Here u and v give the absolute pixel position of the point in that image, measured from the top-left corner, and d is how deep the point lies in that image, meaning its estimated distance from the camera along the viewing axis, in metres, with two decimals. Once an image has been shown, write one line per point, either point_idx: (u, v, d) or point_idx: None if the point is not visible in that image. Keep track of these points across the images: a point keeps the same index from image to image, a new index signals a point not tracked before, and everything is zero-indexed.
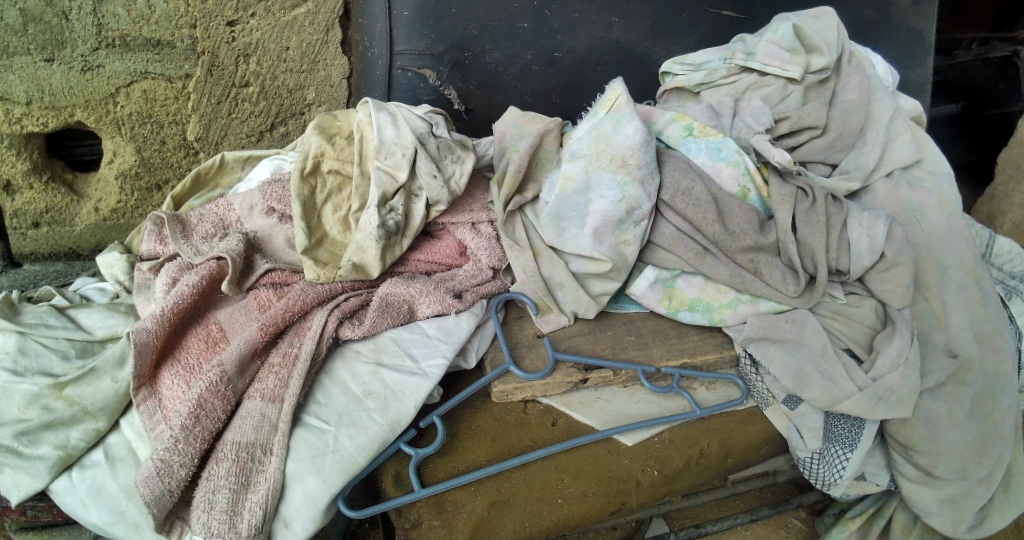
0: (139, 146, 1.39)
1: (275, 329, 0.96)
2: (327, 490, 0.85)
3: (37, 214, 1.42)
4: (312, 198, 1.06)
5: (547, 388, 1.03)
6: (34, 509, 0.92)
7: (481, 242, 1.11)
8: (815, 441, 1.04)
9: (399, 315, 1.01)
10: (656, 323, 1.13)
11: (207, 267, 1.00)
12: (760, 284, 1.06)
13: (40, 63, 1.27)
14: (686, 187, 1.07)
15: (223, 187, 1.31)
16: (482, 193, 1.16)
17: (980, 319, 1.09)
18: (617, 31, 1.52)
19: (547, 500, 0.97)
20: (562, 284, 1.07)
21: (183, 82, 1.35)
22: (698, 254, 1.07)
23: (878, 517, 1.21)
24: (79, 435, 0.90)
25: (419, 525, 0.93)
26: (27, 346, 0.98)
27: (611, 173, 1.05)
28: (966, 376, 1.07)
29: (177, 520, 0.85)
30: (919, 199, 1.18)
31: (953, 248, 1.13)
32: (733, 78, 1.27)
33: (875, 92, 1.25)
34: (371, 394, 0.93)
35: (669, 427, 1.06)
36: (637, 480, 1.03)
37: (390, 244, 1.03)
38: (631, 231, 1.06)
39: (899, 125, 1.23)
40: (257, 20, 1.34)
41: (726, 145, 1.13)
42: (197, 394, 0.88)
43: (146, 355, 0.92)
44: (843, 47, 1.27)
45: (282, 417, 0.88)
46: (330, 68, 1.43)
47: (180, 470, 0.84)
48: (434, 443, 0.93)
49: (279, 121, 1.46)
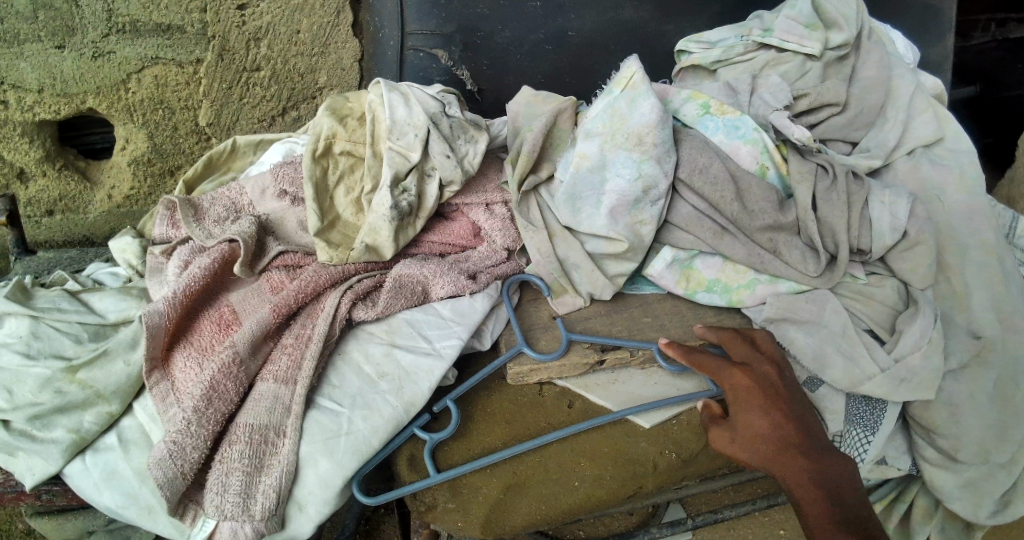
0: (151, 133, 1.39)
1: (287, 311, 0.96)
2: (339, 472, 0.84)
3: (51, 202, 1.43)
4: (325, 179, 1.05)
5: (563, 370, 1.02)
6: (48, 493, 0.92)
7: (495, 224, 1.10)
8: (836, 423, 1.02)
9: (413, 297, 1.00)
10: (672, 304, 1.12)
11: (219, 249, 1.00)
12: (779, 265, 1.05)
13: (51, 50, 1.26)
14: (703, 164, 1.05)
15: (235, 171, 1.30)
16: (495, 174, 1.14)
17: (1000, 301, 1.06)
18: (628, 10, 1.49)
19: (563, 483, 0.95)
20: (578, 265, 1.06)
21: (194, 67, 1.34)
22: (715, 234, 1.05)
23: (898, 503, 1.18)
24: (92, 419, 0.90)
25: (434, 508, 0.92)
26: (40, 330, 0.97)
27: (626, 151, 1.03)
28: (988, 358, 1.04)
29: (190, 503, 0.84)
30: (938, 177, 1.15)
31: (972, 226, 1.10)
32: (750, 56, 1.25)
33: (895, 69, 1.22)
34: (385, 376, 0.92)
35: (687, 410, 1.03)
36: (654, 463, 0.99)
37: (403, 226, 1.02)
38: (648, 211, 1.04)
39: (920, 102, 1.20)
40: (267, 4, 1.33)
41: (744, 123, 1.11)
42: (209, 376, 0.87)
43: (159, 338, 0.91)
44: (863, 23, 1.24)
45: (295, 399, 0.88)
46: (341, 51, 1.42)
47: (193, 453, 0.83)
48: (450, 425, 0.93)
49: (291, 105, 1.45)
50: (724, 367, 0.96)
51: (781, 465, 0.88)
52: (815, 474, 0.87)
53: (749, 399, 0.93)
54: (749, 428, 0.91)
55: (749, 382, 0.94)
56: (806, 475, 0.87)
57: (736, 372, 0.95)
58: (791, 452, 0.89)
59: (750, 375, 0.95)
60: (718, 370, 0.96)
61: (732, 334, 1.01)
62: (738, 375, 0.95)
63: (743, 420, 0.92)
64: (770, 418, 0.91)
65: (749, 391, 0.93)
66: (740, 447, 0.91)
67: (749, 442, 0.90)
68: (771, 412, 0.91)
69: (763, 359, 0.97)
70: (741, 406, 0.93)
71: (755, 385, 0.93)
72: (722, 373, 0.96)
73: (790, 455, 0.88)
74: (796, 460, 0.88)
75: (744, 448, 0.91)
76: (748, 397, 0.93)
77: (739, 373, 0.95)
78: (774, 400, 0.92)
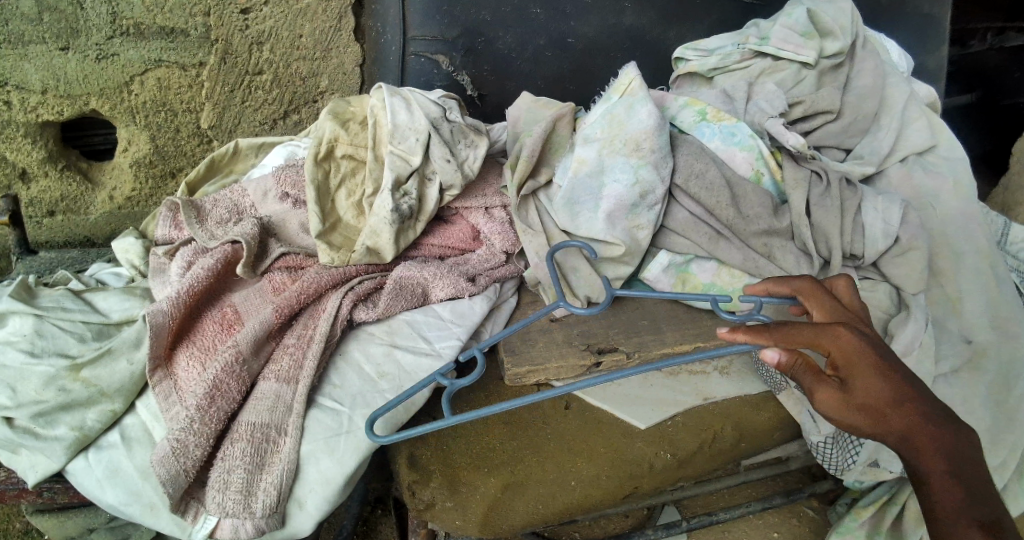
0: (153, 134, 1.40)
1: (289, 312, 0.97)
2: (340, 470, 0.85)
3: (53, 203, 1.44)
4: (326, 182, 1.06)
5: (560, 372, 1.03)
6: (50, 490, 0.93)
7: (494, 227, 1.11)
8: (828, 426, 1.03)
9: (413, 298, 1.02)
10: (669, 308, 1.13)
11: (222, 251, 1.01)
12: (774, 269, 1.05)
13: (55, 52, 1.28)
14: (700, 170, 1.06)
15: (236, 174, 1.31)
16: (495, 177, 1.15)
17: (997, 306, 1.08)
18: (629, 17, 1.49)
19: (559, 481, 0.97)
20: (576, 268, 1.07)
21: (196, 70, 1.36)
22: (711, 239, 1.07)
23: (892, 506, 1.18)
24: (95, 417, 0.91)
25: (432, 506, 0.93)
26: (44, 328, 0.97)
27: (624, 157, 1.05)
28: (981, 363, 1.06)
29: (192, 501, 0.85)
30: (933, 183, 1.17)
31: (966, 231, 1.12)
32: (745, 64, 1.26)
33: (889, 77, 1.25)
34: (385, 376, 0.94)
35: (682, 412, 1.05)
36: (650, 463, 1.01)
37: (404, 229, 1.03)
38: (645, 216, 1.05)
39: (913, 111, 1.22)
40: (270, 9, 1.35)
41: (740, 129, 1.12)
42: (212, 375, 0.88)
43: (162, 336, 0.93)
44: (858, 32, 1.26)
45: (296, 398, 0.89)
46: (343, 55, 1.44)
47: (195, 450, 0.84)
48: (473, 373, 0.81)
49: (292, 109, 1.47)
50: (822, 325, 0.68)
51: (906, 442, 0.66)
52: (953, 453, 0.65)
53: (864, 362, 0.67)
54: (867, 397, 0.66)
55: (859, 338, 0.67)
56: (940, 454, 0.65)
57: (841, 329, 0.67)
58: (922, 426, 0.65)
59: (856, 329, 0.68)
60: (809, 331, 0.68)
61: (814, 284, 0.80)
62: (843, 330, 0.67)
63: (856, 387, 0.67)
64: (892, 384, 0.66)
65: (861, 350, 0.67)
66: (851, 417, 0.67)
67: (865, 415, 0.66)
68: (892, 374, 0.66)
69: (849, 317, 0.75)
70: (854, 369, 0.67)
71: (868, 345, 0.67)
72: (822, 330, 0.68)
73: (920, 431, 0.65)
74: (927, 434, 0.65)
75: (857, 419, 0.67)
76: (862, 359, 0.67)
77: (844, 328, 0.68)
78: (894, 361, 0.67)
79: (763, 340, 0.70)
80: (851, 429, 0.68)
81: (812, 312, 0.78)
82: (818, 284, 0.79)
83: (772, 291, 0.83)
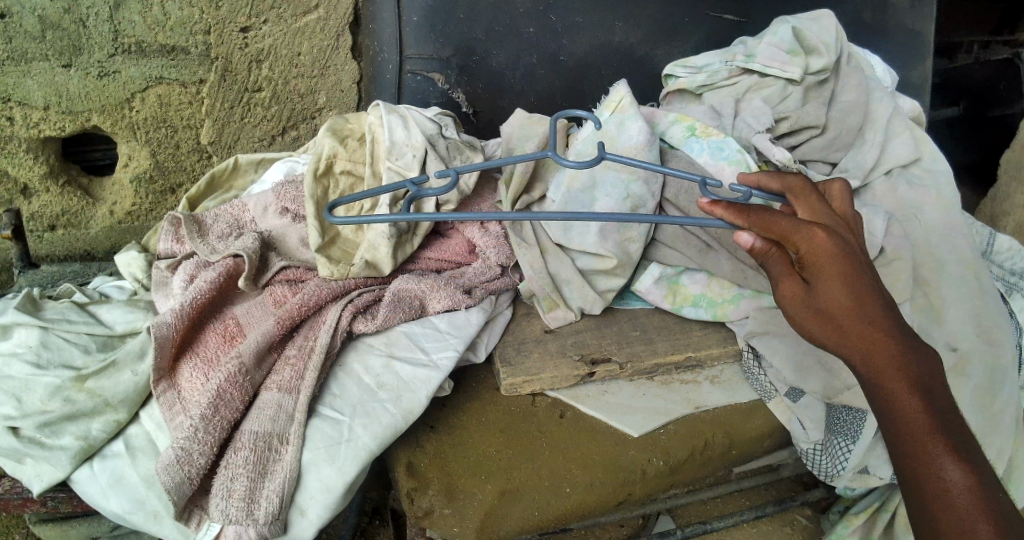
0: (154, 150, 1.43)
1: (291, 323, 1.00)
2: (341, 478, 0.87)
3: (53, 217, 1.46)
4: (325, 197, 1.09)
5: (555, 382, 1.06)
6: (54, 500, 0.95)
7: (489, 240, 1.13)
8: (817, 431, 1.07)
9: (410, 310, 1.04)
10: (660, 319, 1.16)
11: (224, 264, 1.04)
12: (762, 280, 1.08)
13: (58, 69, 1.30)
14: (689, 185, 1.10)
15: (236, 190, 1.33)
16: (490, 193, 1.18)
17: (982, 315, 1.11)
18: (619, 35, 1.53)
19: (556, 488, 0.99)
20: (569, 280, 1.10)
21: (196, 87, 1.39)
22: (701, 251, 1.10)
23: (882, 512, 1.19)
24: (100, 427, 0.93)
25: (431, 513, 0.95)
26: (50, 340, 0.99)
27: (615, 172, 1.08)
28: (966, 368, 1.09)
29: (195, 509, 0.87)
30: (916, 196, 1.20)
31: (952, 242, 1.16)
32: (733, 80, 1.30)
33: (872, 93, 1.29)
34: (385, 386, 0.96)
35: (674, 420, 1.07)
36: (643, 470, 1.03)
37: (401, 242, 1.06)
38: (636, 229, 1.08)
39: (897, 125, 1.26)
40: (269, 27, 1.38)
41: (728, 144, 1.15)
42: (216, 386, 0.91)
43: (166, 348, 0.95)
44: (842, 49, 1.30)
45: (298, 407, 0.91)
46: (339, 73, 1.47)
47: (200, 459, 0.86)
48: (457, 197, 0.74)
49: (290, 125, 1.50)
50: (800, 223, 0.74)
51: (862, 350, 0.72)
52: (909, 367, 0.72)
53: (832, 265, 0.73)
54: (826, 298, 0.73)
55: (832, 241, 0.74)
56: (898, 367, 0.71)
57: (818, 231, 0.74)
58: (879, 336, 0.72)
59: (833, 233, 0.74)
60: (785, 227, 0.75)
61: (805, 182, 0.83)
62: (818, 233, 0.74)
63: (820, 289, 0.73)
64: (853, 288, 0.72)
65: (832, 252, 0.73)
66: (807, 314, 0.75)
67: (819, 314, 0.74)
68: (856, 281, 0.73)
69: (835, 221, 0.79)
70: (819, 268, 0.74)
71: (841, 249, 0.73)
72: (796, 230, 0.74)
73: (878, 343, 0.72)
74: (885, 348, 0.72)
75: (813, 319, 0.74)
76: (830, 262, 0.73)
77: (820, 230, 0.74)
78: (862, 269, 0.74)
79: (741, 222, 0.78)
80: (808, 327, 0.75)
81: (797, 211, 0.82)
82: (809, 185, 0.83)
83: (763, 184, 0.89)
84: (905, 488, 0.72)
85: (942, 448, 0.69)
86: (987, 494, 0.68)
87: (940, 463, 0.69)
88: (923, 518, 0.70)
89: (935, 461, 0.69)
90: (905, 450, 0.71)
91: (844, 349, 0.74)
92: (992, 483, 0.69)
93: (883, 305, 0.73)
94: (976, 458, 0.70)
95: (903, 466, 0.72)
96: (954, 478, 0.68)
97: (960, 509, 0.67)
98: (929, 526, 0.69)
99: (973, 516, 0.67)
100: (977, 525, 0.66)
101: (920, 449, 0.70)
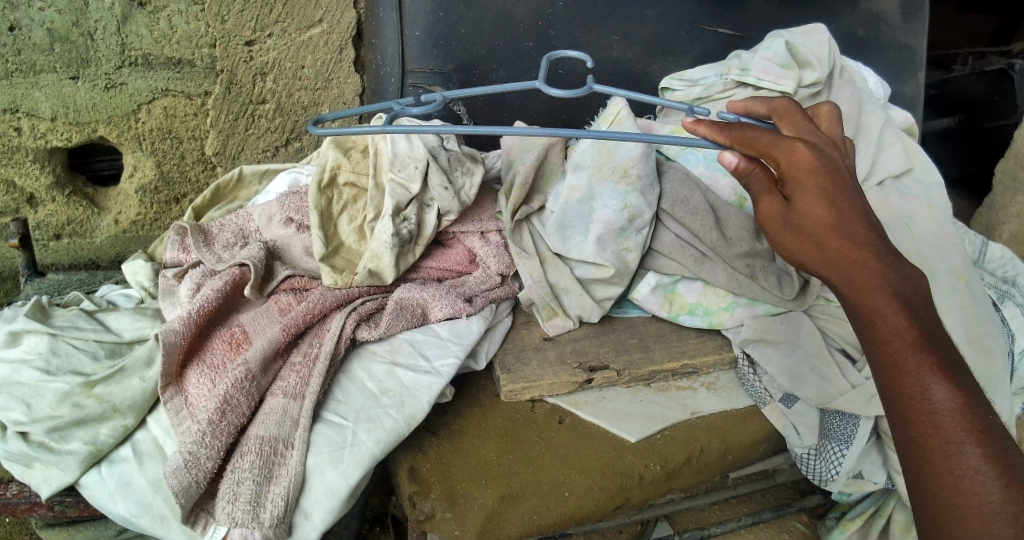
0: (158, 161, 1.46)
1: (296, 331, 1.02)
2: (345, 481, 0.89)
3: (59, 226, 1.49)
4: (329, 208, 1.12)
5: (554, 388, 1.08)
6: (62, 504, 0.96)
7: (490, 251, 1.16)
8: (811, 437, 1.07)
9: (413, 318, 1.07)
10: (658, 328, 1.18)
11: (230, 273, 1.06)
12: (756, 289, 1.10)
13: (65, 81, 1.33)
14: (685, 197, 1.12)
15: (241, 200, 1.36)
16: (490, 204, 1.20)
17: (971, 322, 1.12)
18: (617, 50, 1.55)
19: (555, 493, 1.01)
20: (568, 290, 1.12)
21: (202, 99, 1.41)
22: (696, 261, 1.12)
23: (877, 517, 1.20)
24: (108, 432, 0.95)
25: (432, 517, 0.96)
26: (58, 347, 1.01)
27: (613, 184, 1.10)
28: None
29: (201, 512, 0.88)
30: (909, 206, 1.22)
31: (943, 253, 1.17)
32: (728, 93, 1.33)
33: (865, 106, 1.31)
34: (387, 392, 0.98)
35: (670, 426, 1.10)
36: (640, 476, 1.05)
37: (403, 252, 1.08)
38: (633, 239, 1.11)
39: (888, 137, 1.29)
40: (273, 41, 1.41)
41: None
42: (224, 391, 0.93)
43: (174, 355, 0.97)
44: (834, 62, 1.33)
45: (303, 413, 0.93)
46: (343, 86, 1.50)
47: (207, 462, 0.88)
48: (425, 107, 0.88)
49: (294, 137, 1.52)
50: (781, 140, 0.78)
51: (840, 262, 0.75)
52: (892, 283, 0.73)
53: (811, 181, 0.77)
54: (806, 215, 0.77)
55: (812, 155, 0.77)
56: (880, 282, 0.73)
57: (798, 145, 0.78)
58: (857, 251, 0.75)
59: (813, 147, 0.78)
60: (767, 143, 0.79)
61: (790, 105, 0.87)
62: (798, 148, 0.78)
63: (798, 204, 0.77)
64: (831, 204, 0.76)
65: (810, 166, 0.77)
66: (784, 229, 0.79)
67: (798, 231, 0.78)
68: (835, 197, 0.76)
69: (817, 137, 0.82)
70: (798, 183, 0.77)
71: (819, 163, 0.77)
72: (777, 146, 0.78)
73: (856, 258, 0.75)
74: (864, 262, 0.74)
75: (793, 236, 0.78)
76: (809, 178, 0.77)
77: (800, 145, 0.78)
78: (840, 184, 0.77)
79: (723, 140, 0.82)
80: (790, 247, 0.79)
81: (783, 130, 0.86)
82: (794, 107, 0.87)
83: (751, 112, 0.92)
84: (888, 411, 0.72)
85: (927, 367, 0.69)
86: (977, 415, 0.67)
87: (929, 387, 0.68)
88: (908, 440, 0.69)
89: (922, 380, 0.69)
90: (885, 370, 0.71)
91: (826, 268, 0.77)
92: (982, 405, 0.68)
93: (863, 221, 0.76)
94: (966, 380, 0.69)
95: (887, 389, 0.71)
96: (941, 398, 0.68)
97: (947, 430, 0.67)
98: (914, 448, 0.68)
99: (960, 436, 0.66)
100: (965, 447, 0.66)
101: (902, 371, 0.70)
